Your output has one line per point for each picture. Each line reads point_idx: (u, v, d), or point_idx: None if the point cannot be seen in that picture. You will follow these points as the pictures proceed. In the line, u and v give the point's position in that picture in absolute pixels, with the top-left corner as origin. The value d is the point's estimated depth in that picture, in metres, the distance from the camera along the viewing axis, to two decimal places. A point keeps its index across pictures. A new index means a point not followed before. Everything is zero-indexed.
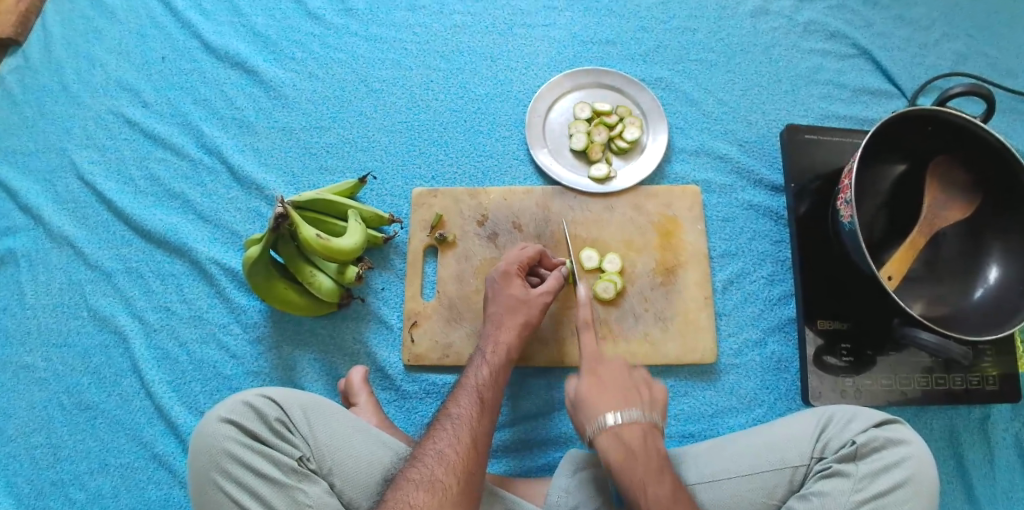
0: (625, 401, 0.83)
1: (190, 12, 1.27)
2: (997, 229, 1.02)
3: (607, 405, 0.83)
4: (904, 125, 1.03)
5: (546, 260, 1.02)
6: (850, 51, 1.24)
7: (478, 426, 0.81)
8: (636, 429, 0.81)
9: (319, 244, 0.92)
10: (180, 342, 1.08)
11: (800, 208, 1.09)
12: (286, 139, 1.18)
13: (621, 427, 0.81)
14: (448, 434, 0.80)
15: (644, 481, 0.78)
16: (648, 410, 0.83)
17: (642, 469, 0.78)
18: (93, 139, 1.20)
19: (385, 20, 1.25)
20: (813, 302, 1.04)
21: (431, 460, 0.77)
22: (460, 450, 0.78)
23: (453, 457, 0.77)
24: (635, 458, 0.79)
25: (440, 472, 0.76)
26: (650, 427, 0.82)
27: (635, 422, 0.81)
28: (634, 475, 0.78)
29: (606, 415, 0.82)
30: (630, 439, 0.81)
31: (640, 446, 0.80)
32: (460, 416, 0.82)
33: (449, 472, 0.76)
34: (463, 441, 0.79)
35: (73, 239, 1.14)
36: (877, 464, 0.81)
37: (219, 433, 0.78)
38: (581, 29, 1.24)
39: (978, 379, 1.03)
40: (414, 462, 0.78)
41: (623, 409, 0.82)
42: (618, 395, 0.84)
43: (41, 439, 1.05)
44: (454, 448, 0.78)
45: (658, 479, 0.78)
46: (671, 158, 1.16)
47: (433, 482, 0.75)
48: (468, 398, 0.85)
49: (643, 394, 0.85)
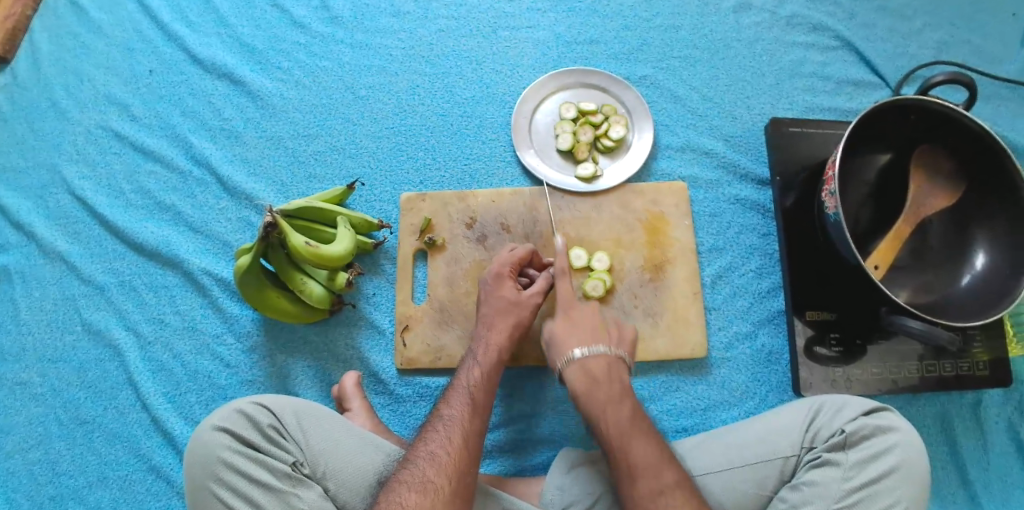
0: (594, 337, 0.92)
1: (176, 24, 1.27)
2: (980, 216, 1.03)
3: (577, 341, 0.91)
4: (887, 115, 1.04)
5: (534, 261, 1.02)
6: (833, 43, 1.24)
7: (470, 426, 0.82)
8: (600, 361, 0.89)
9: (309, 251, 0.92)
10: (174, 354, 1.09)
11: (787, 200, 1.09)
12: (274, 148, 1.19)
13: (587, 358, 0.89)
14: (439, 435, 0.81)
15: (606, 403, 0.85)
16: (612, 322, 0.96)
17: (604, 392, 0.86)
18: (83, 154, 1.21)
19: (370, 26, 1.26)
20: (801, 293, 1.05)
21: (422, 462, 0.78)
22: (451, 451, 0.79)
23: (444, 458, 0.78)
24: (599, 382, 0.87)
25: (431, 473, 0.77)
26: (615, 361, 0.90)
27: (601, 355, 0.89)
28: (597, 398, 0.85)
29: (574, 346, 0.90)
30: (594, 367, 0.88)
31: (604, 375, 0.88)
32: (451, 417, 0.83)
33: (440, 472, 0.77)
34: (454, 442, 0.80)
35: (66, 254, 1.15)
36: (866, 453, 0.82)
37: (213, 442, 0.79)
38: (564, 30, 1.24)
39: (968, 365, 1.03)
40: (406, 464, 0.79)
41: (590, 344, 0.90)
42: (587, 330, 0.93)
43: (39, 454, 1.06)
44: (445, 449, 0.79)
45: (620, 401, 0.85)
46: (657, 155, 1.17)
47: (425, 483, 0.76)
48: (460, 398, 0.86)
49: (612, 334, 0.93)
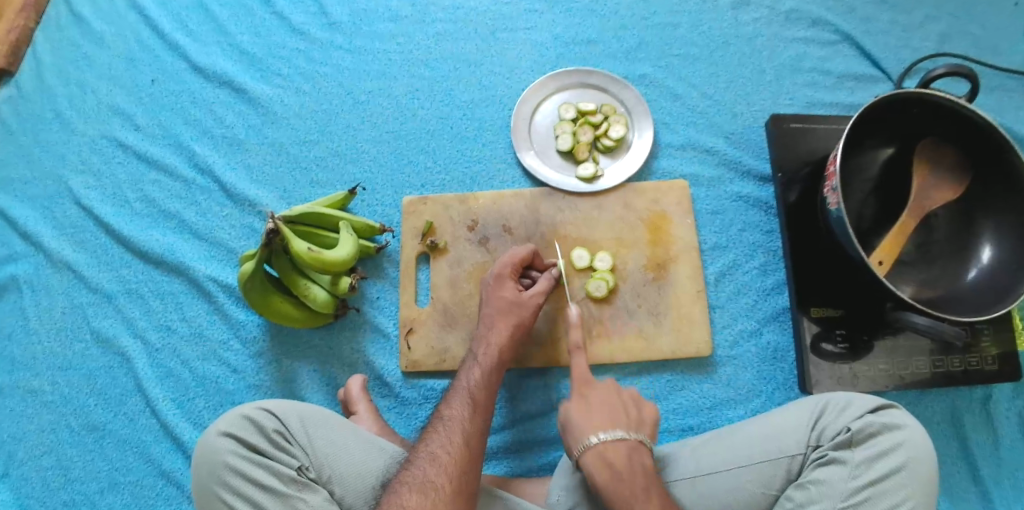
0: (610, 420, 0.85)
1: (177, 34, 1.29)
2: (986, 210, 1.02)
3: (595, 426, 0.84)
4: (889, 109, 1.03)
5: (537, 262, 1.03)
6: (833, 37, 1.24)
7: (470, 426, 0.83)
8: (621, 447, 0.82)
9: (311, 257, 0.93)
10: (181, 360, 1.10)
11: (790, 197, 1.09)
12: (276, 155, 1.20)
13: (604, 444, 0.82)
14: (440, 435, 0.82)
15: (632, 496, 0.77)
16: (631, 418, 0.86)
17: (629, 486, 0.78)
18: (89, 164, 1.23)
19: (369, 32, 1.26)
20: (806, 290, 1.04)
21: (422, 462, 0.79)
22: (452, 452, 0.80)
23: (444, 458, 0.79)
24: (622, 477, 0.79)
25: (432, 473, 0.77)
26: (636, 445, 0.83)
27: (620, 440, 0.82)
28: (621, 496, 0.78)
29: (591, 435, 0.83)
30: (613, 454, 0.81)
31: (627, 464, 0.80)
32: (451, 418, 0.84)
33: (440, 473, 0.77)
34: (454, 442, 0.81)
35: (73, 263, 1.16)
36: (873, 450, 0.82)
37: (219, 447, 0.79)
38: (563, 30, 1.24)
39: (978, 360, 1.02)
40: (408, 466, 0.79)
41: (609, 428, 0.83)
42: (604, 417, 0.85)
43: (51, 461, 1.07)
44: (446, 449, 0.80)
45: (646, 493, 0.78)
46: (658, 153, 1.17)
47: (425, 483, 0.76)
48: (460, 399, 0.86)
49: (631, 415, 0.87)
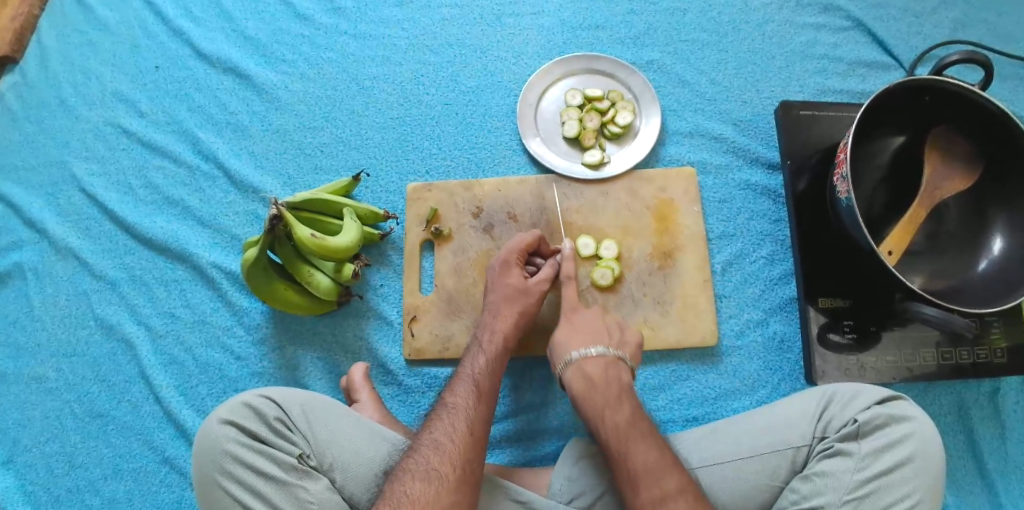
0: (593, 338, 0.91)
1: (181, 19, 1.27)
2: (998, 200, 1.01)
3: (576, 343, 0.90)
4: (903, 96, 1.01)
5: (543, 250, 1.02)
6: (845, 24, 1.21)
7: (474, 413, 0.82)
8: (598, 362, 0.88)
9: (314, 243, 0.92)
10: (185, 347, 1.09)
11: (799, 185, 1.07)
12: (280, 141, 1.19)
13: (584, 363, 0.88)
14: (444, 423, 0.81)
15: (603, 405, 0.84)
16: (615, 348, 0.90)
17: (602, 396, 0.85)
18: (92, 151, 1.22)
19: (373, 17, 1.25)
20: (813, 280, 1.03)
21: (426, 450, 0.78)
22: (456, 440, 0.79)
23: (448, 446, 0.78)
24: (596, 386, 0.86)
25: (436, 461, 0.77)
26: (614, 361, 0.89)
27: (598, 356, 0.88)
28: (594, 402, 0.84)
29: (573, 351, 0.89)
30: (592, 371, 0.87)
31: (601, 376, 0.87)
32: (455, 405, 0.83)
33: (444, 461, 0.77)
34: (458, 430, 0.80)
35: (77, 250, 1.16)
36: (879, 443, 0.81)
37: (220, 435, 0.79)
38: (569, 15, 1.22)
39: (986, 352, 1.01)
40: (412, 453, 0.79)
41: (589, 346, 0.90)
42: (585, 334, 0.92)
43: (55, 448, 1.07)
44: (450, 437, 0.79)
45: (617, 403, 0.84)
46: (665, 141, 1.15)
47: (429, 471, 0.76)
48: (464, 386, 0.86)
49: (613, 334, 0.93)
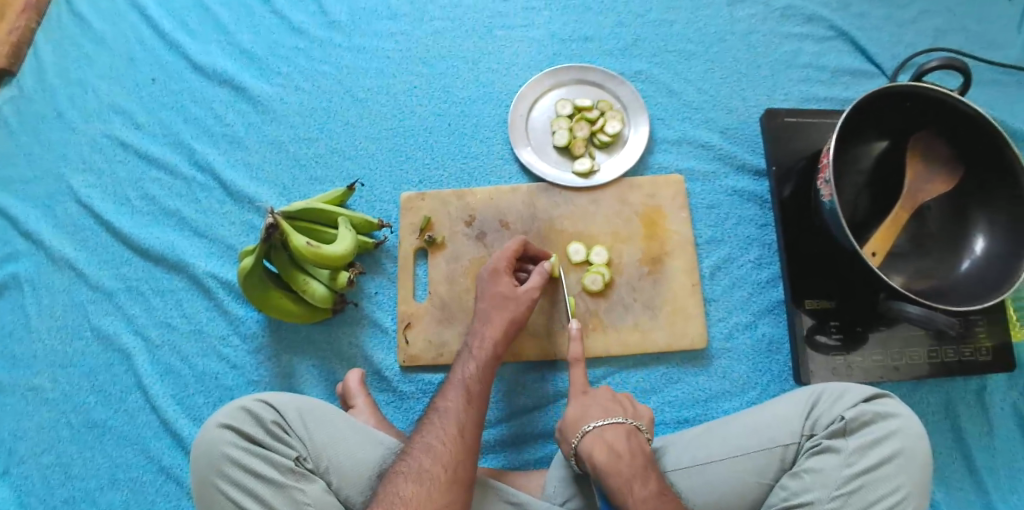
0: (608, 410, 0.88)
1: (177, 33, 1.30)
2: (979, 201, 1.04)
3: (591, 414, 0.88)
4: (883, 102, 1.04)
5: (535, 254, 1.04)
6: (828, 33, 1.25)
7: (465, 416, 0.84)
8: (619, 432, 0.85)
9: (309, 251, 0.94)
10: (182, 356, 1.11)
11: (784, 190, 1.10)
12: (275, 152, 1.21)
13: (604, 430, 0.85)
14: (435, 426, 0.83)
15: (630, 478, 0.80)
16: (631, 417, 0.88)
17: (628, 468, 0.81)
18: (89, 163, 1.24)
19: (367, 30, 1.27)
20: (799, 282, 1.05)
21: (419, 452, 0.80)
22: (448, 442, 0.81)
23: (439, 448, 0.80)
24: (621, 456, 0.82)
25: (427, 463, 0.78)
26: (632, 430, 0.86)
27: (618, 425, 0.86)
28: (619, 475, 0.80)
29: (591, 422, 0.86)
30: (613, 440, 0.84)
31: (624, 446, 0.83)
32: (447, 410, 0.84)
33: (436, 462, 0.79)
34: (449, 432, 0.82)
35: (74, 261, 1.17)
36: (866, 439, 0.83)
37: (218, 439, 0.80)
38: (559, 28, 1.25)
39: (971, 350, 1.04)
40: (405, 456, 0.80)
41: (607, 417, 0.87)
42: (599, 405, 0.89)
43: (51, 458, 1.08)
44: (440, 438, 0.81)
45: (643, 477, 0.81)
46: (653, 149, 1.17)
47: (420, 473, 0.77)
48: (455, 391, 0.87)
49: (626, 405, 0.90)
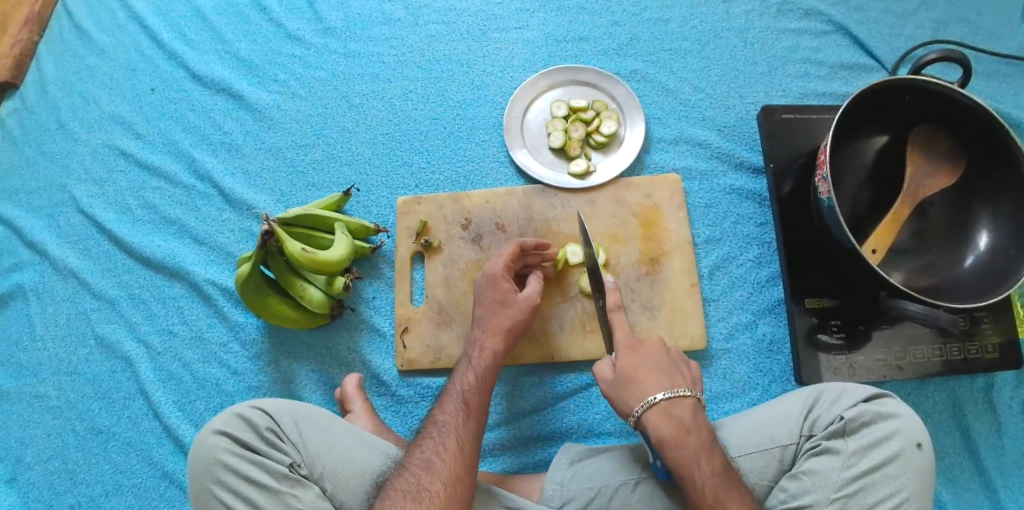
0: (670, 379, 0.86)
1: (175, 43, 1.31)
2: (983, 196, 1.02)
3: (654, 384, 0.85)
4: (882, 96, 1.02)
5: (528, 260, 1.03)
6: (826, 28, 1.23)
7: (463, 431, 0.83)
8: (685, 406, 0.84)
9: (305, 257, 0.94)
10: (183, 363, 1.11)
11: (783, 188, 1.08)
12: (273, 159, 1.22)
13: (670, 403, 0.83)
14: (434, 442, 0.82)
15: (697, 453, 0.80)
16: (692, 388, 0.87)
17: (695, 443, 0.80)
18: (91, 173, 1.25)
19: (362, 35, 1.27)
20: (800, 281, 1.04)
21: (418, 469, 0.79)
22: (446, 459, 0.80)
23: (439, 466, 0.79)
24: (688, 432, 0.81)
25: (427, 481, 0.78)
26: (697, 403, 0.85)
27: (684, 398, 0.84)
28: (685, 449, 0.80)
29: (657, 393, 0.84)
30: (680, 414, 0.83)
31: (690, 420, 0.83)
32: (446, 424, 0.84)
33: (435, 480, 0.78)
34: (449, 448, 0.81)
35: (77, 270, 1.18)
36: (866, 440, 0.82)
37: (214, 445, 0.81)
38: (553, 28, 1.25)
39: (977, 348, 1.02)
40: (402, 471, 0.80)
41: (670, 387, 0.85)
42: (660, 372, 0.87)
43: (57, 465, 1.09)
44: (440, 457, 0.80)
45: (710, 452, 0.80)
46: (650, 148, 1.17)
47: (419, 490, 0.77)
48: (454, 403, 0.87)
49: (684, 372, 0.89)
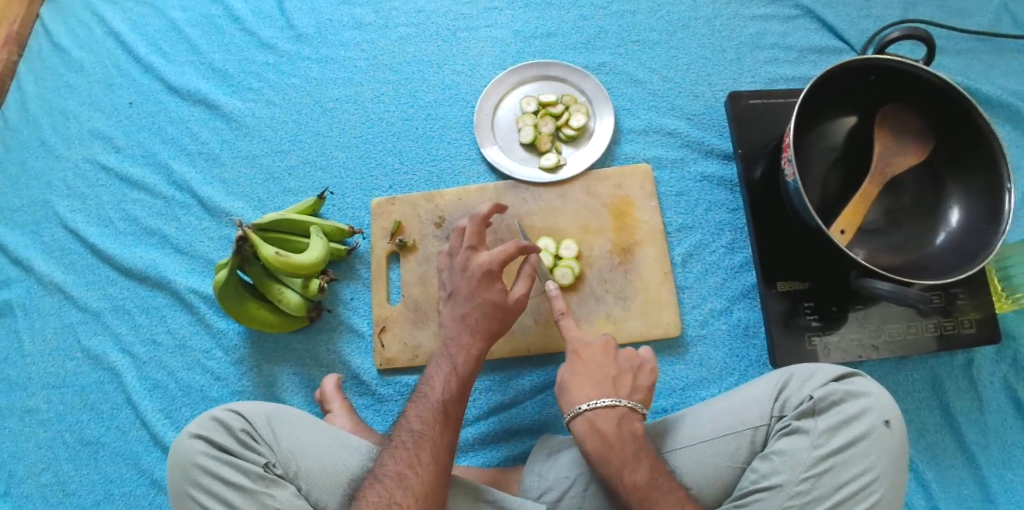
0: (601, 387, 0.88)
1: (151, 56, 1.33)
2: (954, 171, 1.01)
3: (583, 394, 0.88)
4: (848, 76, 1.02)
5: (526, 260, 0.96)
6: (793, 12, 1.23)
7: (438, 442, 0.83)
8: (609, 416, 0.85)
9: (279, 261, 0.95)
10: (168, 371, 1.13)
11: (754, 173, 1.09)
12: (250, 167, 1.23)
13: (594, 413, 0.85)
14: (406, 452, 0.82)
15: (620, 466, 0.80)
16: (625, 398, 0.88)
17: (618, 456, 0.81)
18: (73, 189, 1.27)
19: (333, 41, 1.29)
20: (772, 265, 1.04)
21: (390, 481, 0.79)
22: (419, 472, 0.80)
23: (412, 479, 0.79)
24: (612, 445, 0.82)
25: (397, 495, 0.78)
26: (625, 413, 0.86)
27: (608, 409, 0.85)
28: (609, 462, 0.81)
29: (581, 403, 0.87)
30: (604, 424, 0.84)
31: (617, 427, 0.84)
32: (421, 433, 0.84)
33: (407, 494, 0.78)
34: (424, 460, 0.81)
35: (62, 285, 1.20)
36: (835, 419, 0.82)
37: (190, 448, 0.82)
38: (522, 25, 1.26)
39: (953, 324, 1.03)
40: (373, 482, 0.80)
41: (597, 397, 0.87)
42: (591, 382, 0.89)
43: (49, 477, 1.11)
44: (415, 470, 0.80)
45: (635, 463, 0.80)
46: (620, 140, 1.17)
47: (390, 505, 0.77)
48: (427, 410, 0.86)
49: (625, 382, 0.90)
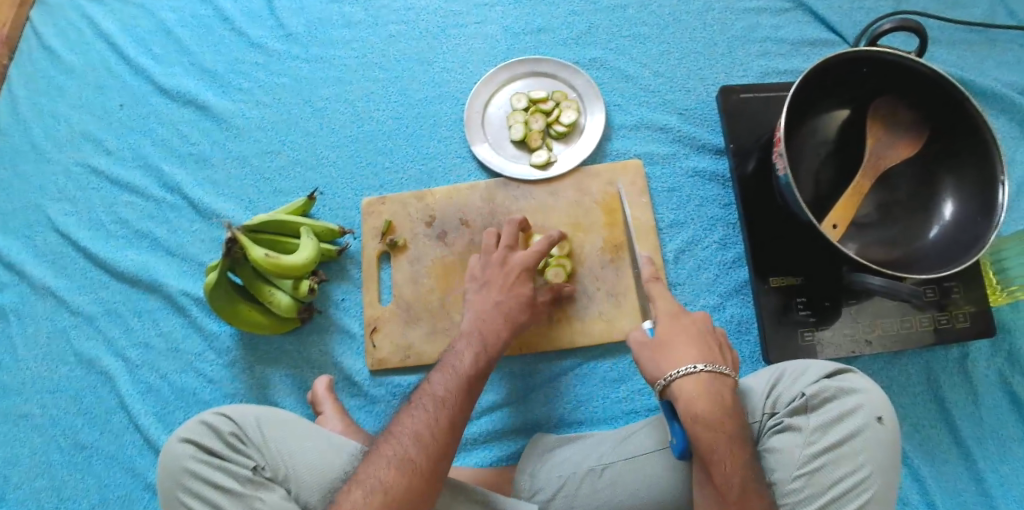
0: (704, 351, 0.80)
1: (140, 57, 1.32)
2: (948, 164, 1.01)
3: (690, 356, 0.79)
4: (840, 69, 1.01)
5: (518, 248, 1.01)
6: (785, 5, 1.22)
7: (456, 412, 0.81)
8: (723, 384, 0.77)
9: (268, 263, 0.95)
10: (161, 374, 1.13)
11: (745, 168, 1.08)
12: (240, 168, 1.23)
13: (709, 379, 0.77)
14: (425, 413, 0.80)
15: (730, 445, 0.73)
16: (731, 369, 0.81)
17: (730, 432, 0.74)
18: (64, 192, 1.26)
19: (323, 40, 1.28)
20: (765, 260, 1.04)
21: (406, 438, 0.78)
22: (436, 431, 0.79)
23: (428, 438, 0.78)
24: (725, 418, 0.75)
25: (412, 450, 0.77)
26: (733, 384, 0.79)
27: (723, 377, 0.78)
28: (722, 435, 0.74)
29: (695, 363, 0.78)
30: (717, 391, 0.77)
31: (728, 401, 0.77)
32: (443, 398, 0.82)
33: (421, 451, 0.77)
34: (440, 423, 0.79)
35: (54, 288, 1.20)
36: (827, 416, 0.82)
37: (179, 453, 0.82)
38: (511, 22, 1.25)
39: (948, 318, 1.02)
40: (390, 438, 0.79)
41: (711, 361, 0.79)
42: (700, 345, 0.81)
43: (45, 482, 1.11)
44: (431, 430, 0.78)
45: (741, 445, 0.74)
46: (611, 136, 1.17)
47: (404, 459, 0.76)
48: (453, 379, 0.84)
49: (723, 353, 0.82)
